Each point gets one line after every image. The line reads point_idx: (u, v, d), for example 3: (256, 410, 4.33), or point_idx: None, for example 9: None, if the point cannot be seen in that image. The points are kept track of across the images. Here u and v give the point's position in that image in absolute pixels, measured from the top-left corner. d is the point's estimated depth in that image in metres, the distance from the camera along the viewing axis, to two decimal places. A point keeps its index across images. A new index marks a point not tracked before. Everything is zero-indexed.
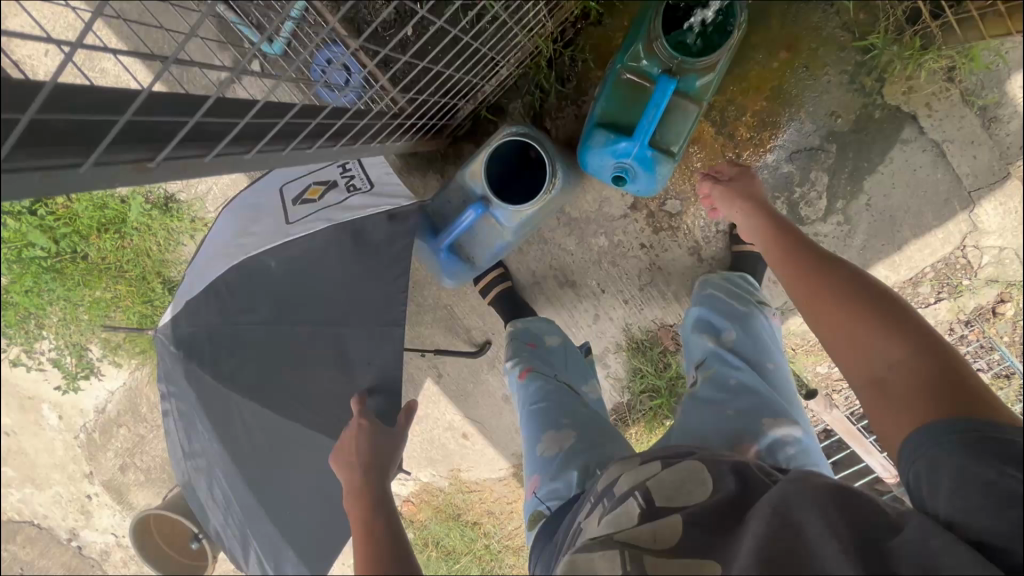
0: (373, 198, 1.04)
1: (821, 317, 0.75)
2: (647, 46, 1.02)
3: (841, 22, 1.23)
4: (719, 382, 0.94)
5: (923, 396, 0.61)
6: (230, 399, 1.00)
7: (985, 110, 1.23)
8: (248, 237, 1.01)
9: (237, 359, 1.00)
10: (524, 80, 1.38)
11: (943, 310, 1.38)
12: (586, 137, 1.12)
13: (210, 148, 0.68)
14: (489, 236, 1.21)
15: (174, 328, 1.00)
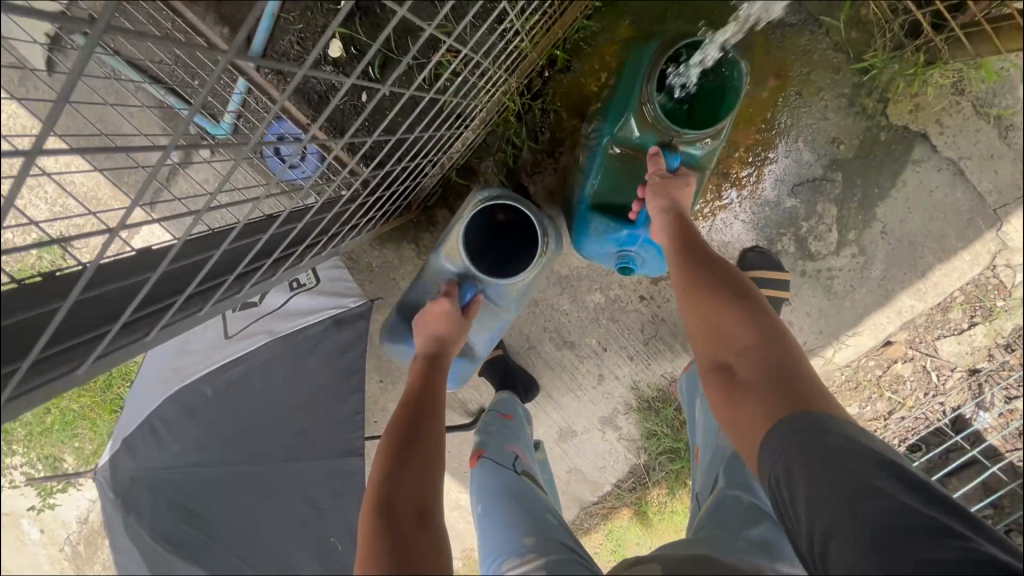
0: (318, 300, 0.94)
1: (692, 306, 0.76)
2: (640, 117, 0.98)
3: (832, 43, 1.14)
4: (738, 504, 0.81)
5: (771, 386, 0.64)
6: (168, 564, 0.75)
7: (1000, 121, 1.13)
8: (185, 357, 0.86)
9: (183, 509, 0.80)
10: (493, 137, 1.27)
11: (979, 336, 1.25)
12: (583, 222, 1.07)
13: (88, 352, 0.52)
14: (483, 322, 1.12)
15: (113, 468, 0.81)
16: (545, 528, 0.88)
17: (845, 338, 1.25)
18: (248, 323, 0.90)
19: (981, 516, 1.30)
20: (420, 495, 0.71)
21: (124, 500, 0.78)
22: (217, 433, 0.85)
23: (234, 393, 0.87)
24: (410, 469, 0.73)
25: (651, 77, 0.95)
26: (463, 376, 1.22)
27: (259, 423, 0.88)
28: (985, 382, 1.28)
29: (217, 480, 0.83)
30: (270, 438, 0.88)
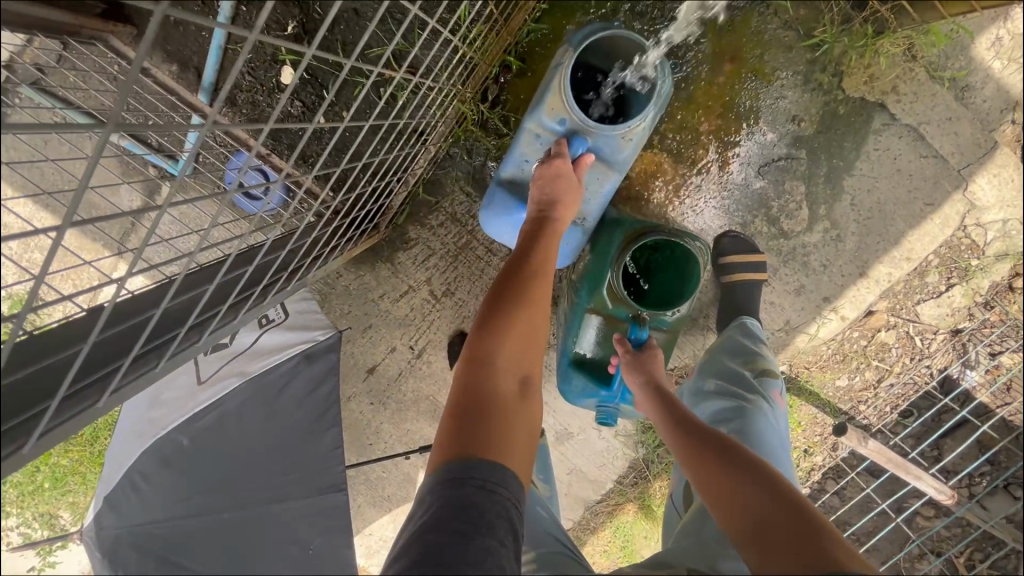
0: (291, 332, 0.95)
1: (702, 474, 0.75)
2: (612, 294, 0.97)
3: (782, 22, 1.13)
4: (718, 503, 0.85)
5: (791, 545, 0.63)
6: None
7: (955, 83, 1.14)
8: (160, 408, 0.85)
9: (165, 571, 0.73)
10: (456, 147, 1.27)
11: (957, 296, 1.25)
12: (564, 379, 1.06)
13: (29, 432, 0.49)
14: (591, 185, 0.97)
15: (98, 527, 0.78)
16: (535, 522, 0.92)
17: (827, 313, 1.26)
18: (222, 366, 0.90)
19: (976, 473, 1.31)
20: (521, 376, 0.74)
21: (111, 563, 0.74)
22: (199, 484, 0.83)
23: (213, 434, 0.85)
24: (515, 341, 0.75)
25: (620, 261, 0.94)
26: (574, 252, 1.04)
27: (239, 465, 0.85)
28: (969, 341, 1.28)
29: (207, 526, 0.78)
30: (251, 478, 0.84)
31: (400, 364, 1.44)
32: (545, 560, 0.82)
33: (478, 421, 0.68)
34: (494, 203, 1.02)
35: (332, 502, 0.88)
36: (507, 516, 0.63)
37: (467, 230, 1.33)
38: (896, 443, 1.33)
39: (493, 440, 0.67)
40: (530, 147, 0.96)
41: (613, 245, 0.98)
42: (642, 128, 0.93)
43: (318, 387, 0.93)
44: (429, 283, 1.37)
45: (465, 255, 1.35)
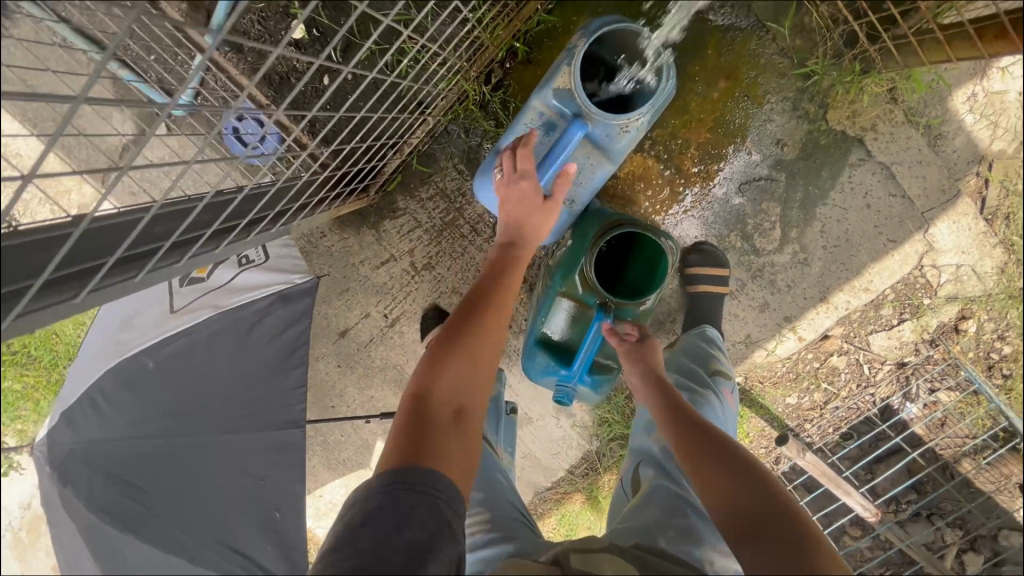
0: (268, 273, 0.94)
1: (693, 464, 0.77)
2: (584, 280, 0.99)
3: (778, 48, 1.18)
4: (664, 485, 0.89)
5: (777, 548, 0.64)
6: (104, 535, 0.76)
7: (930, 129, 1.21)
8: (130, 331, 0.85)
9: (119, 484, 0.79)
10: (455, 124, 1.30)
11: (907, 331, 1.33)
12: (528, 356, 1.07)
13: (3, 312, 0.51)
14: (587, 172, 0.98)
15: (51, 443, 0.82)
16: (492, 487, 0.95)
17: (786, 332, 1.32)
18: (197, 298, 0.89)
19: (903, 499, 1.39)
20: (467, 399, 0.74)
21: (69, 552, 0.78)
22: (154, 406, 0.83)
23: (176, 362, 0.84)
24: (463, 361, 0.76)
25: (595, 249, 0.96)
26: (556, 234, 1.07)
27: (199, 396, 0.85)
28: (912, 374, 1.36)
29: (156, 480, 0.80)
30: (207, 410, 0.85)
31: (372, 330, 1.46)
32: (501, 529, 0.85)
33: (417, 435, 0.68)
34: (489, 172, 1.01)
35: (288, 438, 0.89)
36: (437, 516, 0.63)
37: (455, 207, 1.36)
38: (834, 462, 1.40)
39: (431, 452, 0.67)
40: (531, 124, 0.96)
41: (590, 234, 1.01)
42: (642, 124, 0.94)
43: (289, 332, 0.93)
44: (411, 254, 1.40)
45: (450, 231, 1.38)
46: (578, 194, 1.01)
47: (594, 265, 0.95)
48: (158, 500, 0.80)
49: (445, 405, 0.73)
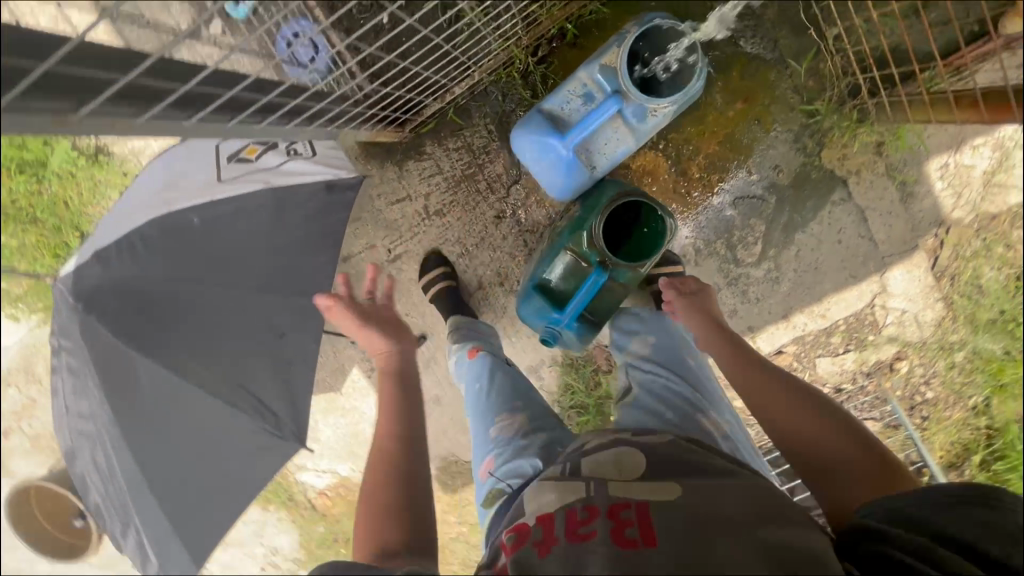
0: (314, 166, 1.05)
1: (768, 408, 0.85)
2: (590, 238, 1.03)
3: (793, 85, 1.31)
4: (653, 389, 0.93)
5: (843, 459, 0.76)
6: (127, 356, 0.91)
7: (904, 186, 1.37)
8: (173, 190, 0.93)
9: (148, 317, 0.91)
10: (495, 87, 1.40)
11: (849, 360, 1.49)
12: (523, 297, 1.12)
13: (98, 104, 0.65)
14: (612, 146, 0.99)
15: (77, 279, 0.88)
16: (528, 397, 1.10)
17: (746, 338, 1.47)
18: (243, 174, 0.98)
19: None
20: (410, 483, 0.87)
21: (77, 433, 1.00)
22: (184, 258, 0.92)
23: (220, 222, 0.94)
24: (392, 441, 0.92)
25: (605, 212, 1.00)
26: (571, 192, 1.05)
27: (234, 256, 0.97)
28: (845, 400, 1.52)
29: (186, 329, 0.95)
30: (239, 271, 0.97)
31: (373, 262, 1.55)
32: (536, 426, 1.01)
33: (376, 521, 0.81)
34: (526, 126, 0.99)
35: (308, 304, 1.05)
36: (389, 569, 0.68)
37: (476, 163, 1.46)
38: None
39: (386, 530, 0.79)
40: (572, 93, 0.97)
41: (602, 199, 1.05)
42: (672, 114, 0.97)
43: (320, 217, 1.05)
44: (426, 198, 1.50)
45: (467, 184, 1.48)
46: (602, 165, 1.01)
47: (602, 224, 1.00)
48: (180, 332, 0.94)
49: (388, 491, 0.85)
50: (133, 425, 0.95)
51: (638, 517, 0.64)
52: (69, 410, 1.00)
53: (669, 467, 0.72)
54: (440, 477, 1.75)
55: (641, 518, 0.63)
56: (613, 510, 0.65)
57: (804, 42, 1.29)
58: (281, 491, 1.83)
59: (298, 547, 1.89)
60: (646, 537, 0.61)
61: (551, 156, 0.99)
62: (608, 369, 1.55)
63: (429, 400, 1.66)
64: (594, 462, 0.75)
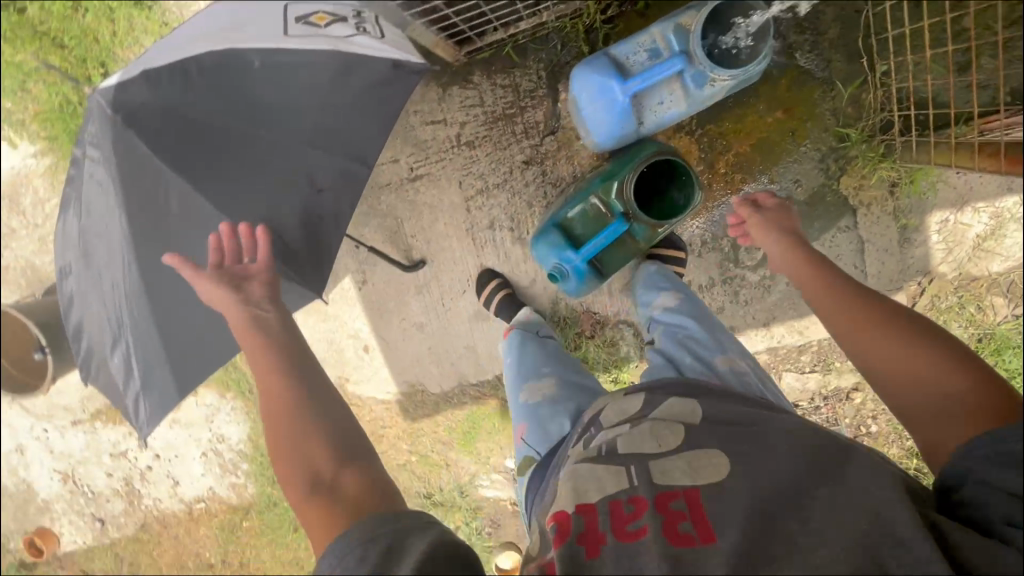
0: (378, 43, 1.00)
1: (857, 342, 0.83)
2: (619, 187, 1.08)
3: (833, 106, 1.37)
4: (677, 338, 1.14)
5: (948, 396, 0.73)
6: (163, 173, 0.96)
7: (904, 230, 1.45)
8: (238, 31, 0.92)
9: (190, 143, 0.97)
10: (557, 34, 1.42)
11: (812, 380, 1.57)
12: (542, 231, 1.15)
13: None
14: (665, 104, 1.03)
15: (117, 92, 0.90)
16: (560, 369, 1.23)
17: None
18: (310, 34, 0.95)
19: None
20: (333, 425, 0.85)
21: (83, 244, 1.01)
22: (233, 98, 0.95)
23: (283, 71, 0.96)
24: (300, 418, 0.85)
25: (639, 166, 1.05)
26: (615, 141, 1.08)
27: (286, 107, 1.00)
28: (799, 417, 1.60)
29: (226, 165, 1.01)
30: (284, 121, 1.01)
31: (395, 177, 1.57)
32: (571, 401, 1.15)
33: (331, 504, 0.75)
34: (591, 65, 1.02)
35: (350, 168, 1.11)
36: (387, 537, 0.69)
37: (519, 105, 1.48)
38: None
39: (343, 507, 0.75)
40: (641, 46, 1.02)
41: (640, 155, 1.09)
42: (731, 86, 1.00)
43: (373, 95, 1.06)
44: (461, 127, 1.52)
45: (504, 123, 1.50)
46: (651, 120, 1.05)
47: (635, 173, 1.04)
48: (215, 165, 1.00)
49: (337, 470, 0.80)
50: (150, 249, 0.99)
51: (689, 509, 0.74)
52: (75, 226, 1.01)
53: (708, 437, 0.84)
54: (403, 403, 1.78)
55: (693, 514, 0.74)
56: (663, 503, 0.76)
57: (853, 69, 1.35)
58: (243, 380, 1.85)
59: (245, 440, 1.91)
60: (701, 532, 0.72)
61: (608, 100, 1.02)
62: (591, 335, 1.60)
63: (412, 325, 1.69)
64: (633, 441, 0.87)
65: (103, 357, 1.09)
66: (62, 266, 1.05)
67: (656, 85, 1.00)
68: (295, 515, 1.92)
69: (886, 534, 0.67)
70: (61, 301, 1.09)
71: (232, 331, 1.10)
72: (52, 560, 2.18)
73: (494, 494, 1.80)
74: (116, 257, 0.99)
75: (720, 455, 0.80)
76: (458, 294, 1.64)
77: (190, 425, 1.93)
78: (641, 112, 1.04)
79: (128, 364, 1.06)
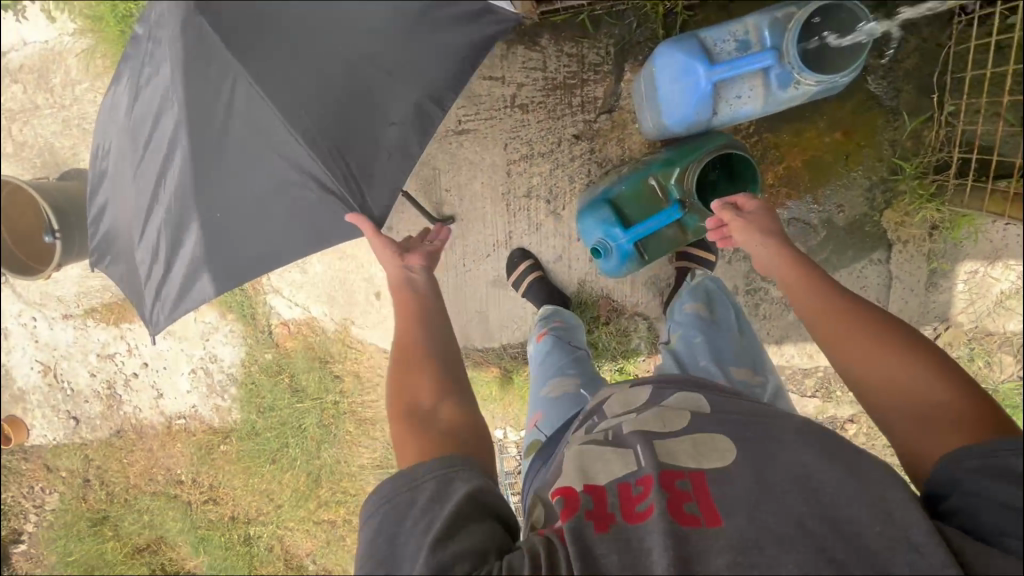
0: None
1: (846, 355, 0.82)
2: (681, 173, 1.07)
3: (892, 138, 1.37)
4: (696, 342, 1.20)
5: (932, 418, 0.74)
6: (227, 61, 0.91)
7: (934, 273, 1.45)
8: None
9: (259, 38, 0.92)
10: (635, 13, 1.40)
11: (812, 405, 1.58)
12: (592, 204, 1.15)
13: None
14: (743, 99, 1.01)
15: None
16: (582, 367, 1.27)
17: None
18: None
19: None
20: (450, 376, 0.95)
21: (138, 121, 1.04)
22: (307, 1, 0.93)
23: None
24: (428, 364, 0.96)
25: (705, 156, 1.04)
26: (686, 126, 1.06)
27: (360, 18, 0.98)
28: None
29: (280, 59, 0.94)
30: (348, 36, 0.97)
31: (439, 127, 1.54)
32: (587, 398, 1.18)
33: (423, 423, 0.87)
34: (680, 44, 1.00)
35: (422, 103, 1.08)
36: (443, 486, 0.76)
37: (581, 77, 1.45)
38: None
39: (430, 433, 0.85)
40: (733, 35, 1.00)
41: (706, 144, 1.08)
42: (814, 92, 0.99)
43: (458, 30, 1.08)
44: (518, 88, 1.49)
45: (561, 93, 1.47)
46: (726, 113, 1.04)
47: (700, 162, 1.03)
48: (278, 66, 0.94)
49: (441, 395, 0.92)
50: (200, 138, 0.98)
51: (694, 490, 0.74)
52: (134, 101, 1.03)
53: (714, 424, 0.84)
54: None
55: (698, 497, 0.73)
56: (670, 484, 0.75)
57: (923, 103, 1.35)
58: (246, 304, 1.82)
59: (237, 364, 1.89)
60: (707, 514, 0.71)
61: (688, 81, 1.00)
62: (606, 322, 1.60)
63: None
64: (639, 424, 0.87)
65: (139, 233, 1.12)
66: (107, 144, 1.12)
67: (740, 77, 0.98)
68: (275, 447, 1.91)
69: (898, 538, 0.66)
70: (109, 173, 1.13)
71: (268, 241, 1.08)
72: (17, 451, 2.15)
73: None
74: (163, 142, 1.01)
75: (725, 440, 0.80)
76: (481, 258, 1.62)
77: (184, 339, 1.91)
78: (718, 102, 1.02)
79: (166, 243, 1.10)
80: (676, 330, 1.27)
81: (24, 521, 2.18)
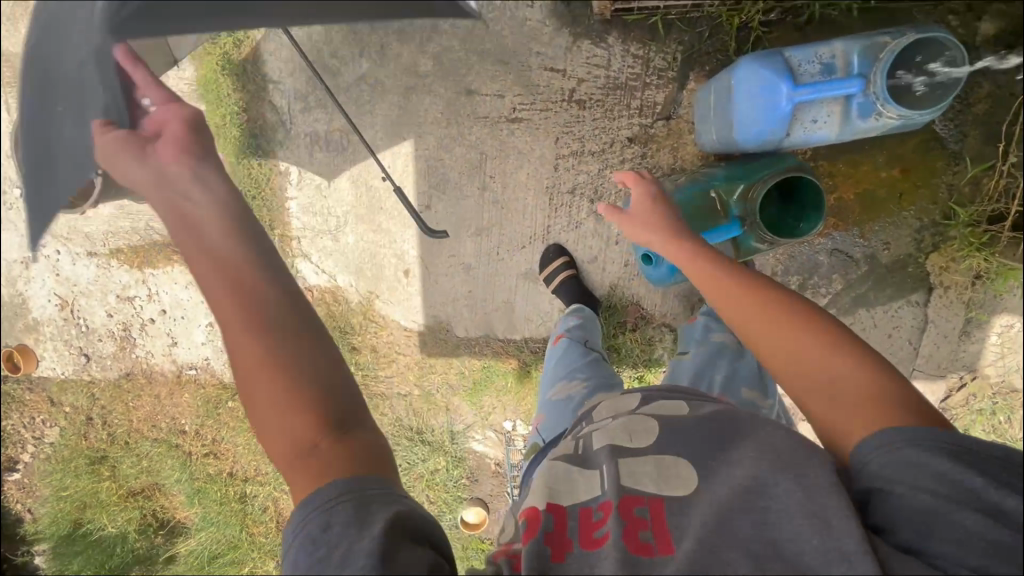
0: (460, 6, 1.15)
1: (755, 336, 0.87)
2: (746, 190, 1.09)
3: (951, 182, 1.36)
4: (714, 360, 1.21)
5: (838, 400, 0.78)
6: None
7: (970, 321, 1.44)
8: None
9: None
10: (708, 23, 1.38)
11: None
12: None
13: None
14: (821, 123, 1.01)
15: None
16: (593, 369, 1.26)
17: None
18: None
19: None
20: (316, 380, 0.76)
21: None
22: None
23: None
24: (269, 378, 0.74)
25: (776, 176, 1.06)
26: (758, 144, 1.05)
27: None
28: None
29: None
30: None
31: (492, 112, 1.52)
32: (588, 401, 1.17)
33: (313, 459, 0.74)
34: (765, 58, 0.99)
35: None
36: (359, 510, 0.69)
37: (643, 80, 1.44)
38: None
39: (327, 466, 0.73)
40: (820, 56, 1.00)
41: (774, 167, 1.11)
42: (892, 125, 0.99)
43: None
44: (578, 83, 1.47)
45: (622, 94, 1.45)
46: (800, 134, 1.02)
47: (770, 182, 1.05)
48: None
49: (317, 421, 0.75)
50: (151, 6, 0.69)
51: (651, 518, 0.77)
52: None
53: (680, 443, 0.85)
54: (426, 337, 1.74)
55: (654, 524, 0.76)
56: (627, 511, 0.78)
57: (987, 150, 1.33)
58: None
59: None
60: (660, 541, 0.75)
61: (771, 97, 0.98)
62: (632, 329, 1.59)
63: (460, 265, 1.65)
64: (609, 438, 0.90)
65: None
66: None
67: (824, 100, 0.97)
68: None
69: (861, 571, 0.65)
70: None
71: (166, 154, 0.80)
72: (21, 380, 2.13)
73: (482, 449, 1.79)
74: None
75: (688, 464, 0.82)
76: (516, 248, 1.61)
77: None
78: (796, 123, 1.01)
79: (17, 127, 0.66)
80: (694, 345, 1.27)
81: (20, 451, 2.17)
